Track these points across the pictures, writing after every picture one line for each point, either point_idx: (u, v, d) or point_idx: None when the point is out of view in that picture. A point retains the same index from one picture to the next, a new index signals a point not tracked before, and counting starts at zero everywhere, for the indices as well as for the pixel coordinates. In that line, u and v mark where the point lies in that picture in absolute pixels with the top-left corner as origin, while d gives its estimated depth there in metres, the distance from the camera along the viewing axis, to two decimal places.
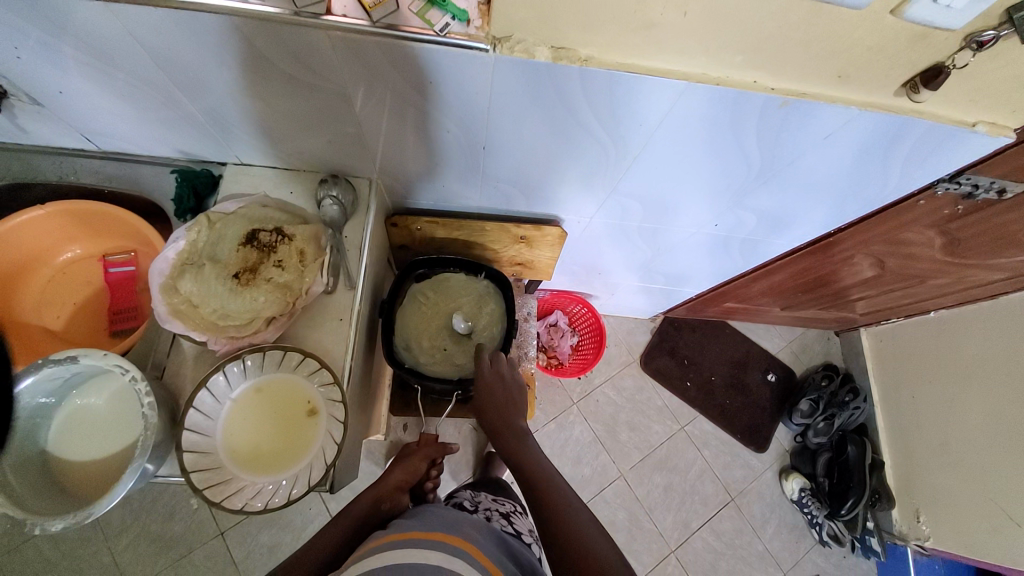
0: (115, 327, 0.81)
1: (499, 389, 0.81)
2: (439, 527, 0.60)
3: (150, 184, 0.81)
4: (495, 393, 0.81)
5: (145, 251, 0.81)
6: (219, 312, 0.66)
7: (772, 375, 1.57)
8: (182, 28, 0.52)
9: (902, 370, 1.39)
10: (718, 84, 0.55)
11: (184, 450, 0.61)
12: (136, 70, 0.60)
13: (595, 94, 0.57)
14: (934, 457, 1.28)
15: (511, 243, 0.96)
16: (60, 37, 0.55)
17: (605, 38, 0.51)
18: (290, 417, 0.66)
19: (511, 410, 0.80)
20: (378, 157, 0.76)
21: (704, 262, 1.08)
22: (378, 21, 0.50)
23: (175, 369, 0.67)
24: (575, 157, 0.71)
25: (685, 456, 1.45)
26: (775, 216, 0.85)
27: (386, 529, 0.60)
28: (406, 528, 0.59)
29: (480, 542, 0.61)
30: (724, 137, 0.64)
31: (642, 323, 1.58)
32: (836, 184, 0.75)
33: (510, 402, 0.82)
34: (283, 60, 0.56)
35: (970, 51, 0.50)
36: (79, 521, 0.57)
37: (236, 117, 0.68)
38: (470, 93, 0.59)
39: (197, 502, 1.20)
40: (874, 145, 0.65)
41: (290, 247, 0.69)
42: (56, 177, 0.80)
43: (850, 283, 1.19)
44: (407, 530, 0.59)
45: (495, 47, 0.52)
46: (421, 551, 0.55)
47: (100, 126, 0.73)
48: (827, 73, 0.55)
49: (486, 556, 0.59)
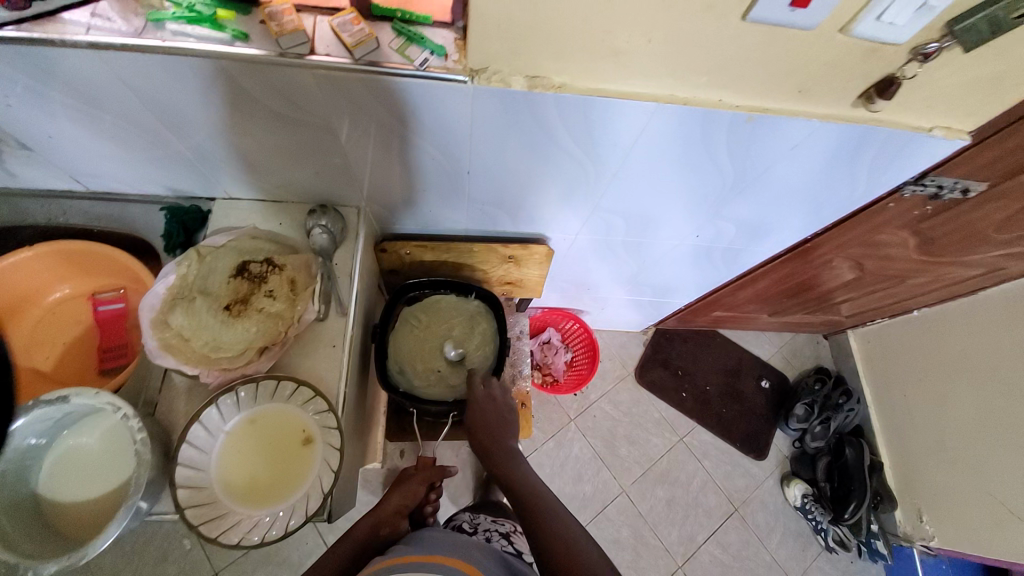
0: (105, 365, 0.80)
1: (491, 411, 0.82)
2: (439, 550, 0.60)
3: (139, 221, 0.81)
4: (487, 414, 0.81)
5: (134, 288, 0.81)
6: (211, 344, 0.66)
7: (766, 382, 1.58)
8: (171, 72, 0.54)
9: (892, 369, 1.41)
10: (685, 104, 0.58)
11: (179, 486, 0.60)
12: (125, 112, 0.61)
13: (570, 118, 0.60)
14: (931, 454, 1.29)
15: (500, 263, 0.98)
16: (51, 84, 0.57)
17: (575, 66, 0.54)
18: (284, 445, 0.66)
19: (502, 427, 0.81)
20: (365, 186, 0.78)
21: (689, 272, 1.10)
22: (361, 59, 0.53)
23: (167, 405, 0.67)
24: (556, 177, 0.73)
25: (686, 468, 1.44)
26: (753, 225, 0.88)
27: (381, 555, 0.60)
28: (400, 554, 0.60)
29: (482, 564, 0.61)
30: (697, 153, 0.67)
31: (634, 336, 1.60)
32: (807, 191, 0.78)
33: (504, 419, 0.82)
34: (270, 97, 0.58)
35: (917, 62, 0.54)
36: (71, 563, 0.55)
37: (224, 153, 0.69)
38: (451, 122, 0.62)
39: (191, 542, 1.17)
40: (839, 153, 0.68)
41: (281, 277, 0.71)
42: (45, 219, 0.81)
43: (833, 286, 1.22)
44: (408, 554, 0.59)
45: (473, 78, 0.55)
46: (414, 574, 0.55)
47: (89, 167, 0.74)
48: (787, 89, 0.58)
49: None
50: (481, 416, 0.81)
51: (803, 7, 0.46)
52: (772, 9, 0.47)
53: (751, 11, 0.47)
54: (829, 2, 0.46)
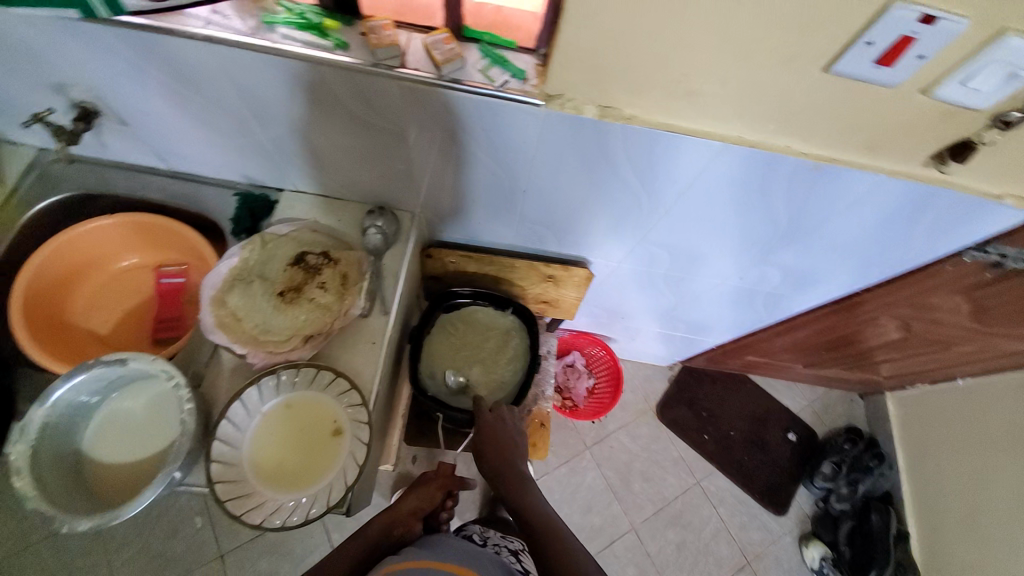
0: (158, 336, 0.83)
1: (500, 434, 0.81)
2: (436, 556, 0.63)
3: (210, 203, 0.86)
4: (497, 432, 0.81)
5: (197, 266, 0.86)
6: (261, 326, 0.69)
7: (793, 435, 1.53)
8: (270, 69, 0.58)
9: (928, 437, 1.35)
10: (752, 146, 0.59)
11: (212, 460, 0.62)
12: (219, 100, 0.66)
13: (635, 149, 0.61)
14: (963, 531, 1.22)
15: (539, 281, 0.99)
16: (161, 69, 0.62)
17: (648, 101, 0.55)
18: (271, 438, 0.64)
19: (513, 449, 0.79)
20: (423, 193, 0.81)
21: (726, 312, 1.09)
22: (445, 75, 0.56)
23: (212, 380, 0.69)
24: (609, 204, 0.74)
25: (700, 513, 1.40)
26: (801, 274, 0.87)
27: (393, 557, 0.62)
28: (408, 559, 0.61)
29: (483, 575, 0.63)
30: (754, 195, 0.67)
31: (660, 371, 1.58)
32: (863, 245, 0.77)
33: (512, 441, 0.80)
34: (353, 101, 0.62)
35: (996, 130, 0.53)
36: (102, 523, 0.57)
37: (299, 148, 0.73)
38: (516, 141, 0.64)
39: (201, 520, 1.19)
40: (902, 211, 0.67)
41: (333, 271, 0.74)
42: (125, 191, 0.87)
43: (874, 344, 1.18)
44: (416, 558, 0.61)
45: (547, 103, 0.57)
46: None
47: (174, 147, 0.79)
48: (855, 143, 0.58)
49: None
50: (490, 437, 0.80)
51: (888, 65, 0.47)
52: (855, 65, 0.47)
53: (835, 65, 0.48)
54: (914, 65, 0.47)
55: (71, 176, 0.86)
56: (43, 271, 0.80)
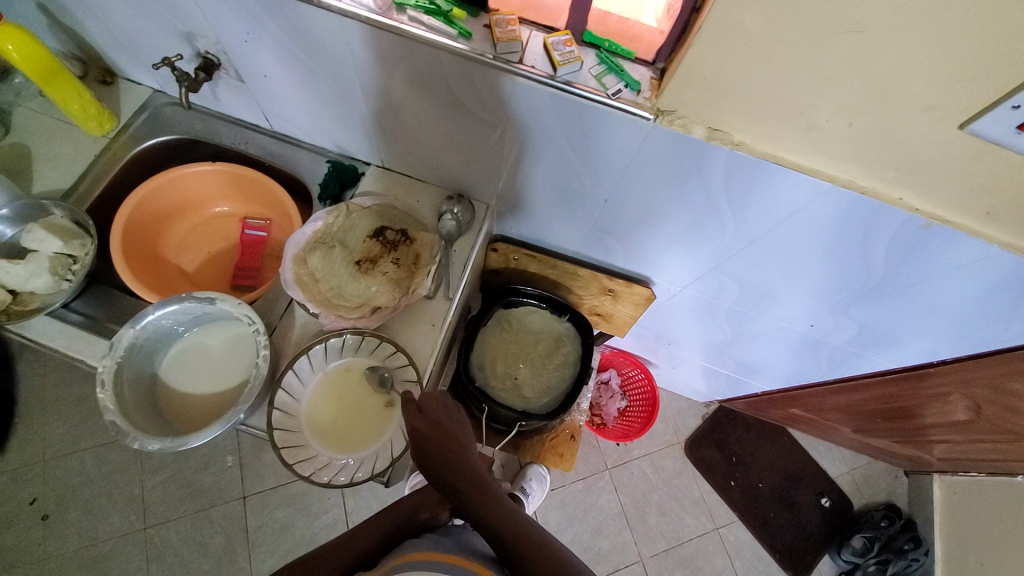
0: (237, 282, 0.90)
1: (438, 433, 0.63)
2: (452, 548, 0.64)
3: (302, 166, 0.91)
4: (432, 439, 0.62)
5: (281, 224, 0.91)
6: (335, 290, 0.73)
7: (826, 500, 1.45)
8: (392, 47, 0.61)
9: (973, 531, 1.24)
10: (862, 192, 0.56)
11: (275, 407, 0.66)
12: (334, 71, 0.70)
13: (734, 176, 0.60)
14: None
15: (597, 293, 0.98)
16: (290, 35, 0.66)
17: (761, 130, 0.54)
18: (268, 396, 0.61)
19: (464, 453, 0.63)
20: (502, 187, 0.82)
21: (782, 358, 1.04)
22: (560, 76, 0.57)
23: (283, 332, 0.73)
24: (690, 227, 0.73)
25: (714, 560, 1.34)
26: (876, 332, 0.82)
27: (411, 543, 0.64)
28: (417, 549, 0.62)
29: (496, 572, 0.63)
30: (849, 241, 0.64)
31: (694, 406, 1.53)
32: (952, 313, 0.72)
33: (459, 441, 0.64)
34: (462, 89, 0.64)
35: None
36: (171, 447, 0.61)
37: (396, 126, 0.76)
38: (614, 150, 0.64)
39: (232, 460, 1.25)
40: (1009, 286, 0.62)
41: (409, 250, 0.77)
42: (229, 142, 0.92)
43: (935, 422, 1.11)
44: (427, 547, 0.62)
45: (657, 117, 0.57)
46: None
47: (280, 109, 0.84)
48: (975, 206, 0.55)
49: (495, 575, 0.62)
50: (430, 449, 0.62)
51: None
52: (996, 126, 0.45)
53: (974, 122, 0.45)
54: None
55: (184, 122, 0.93)
56: (146, 205, 0.86)
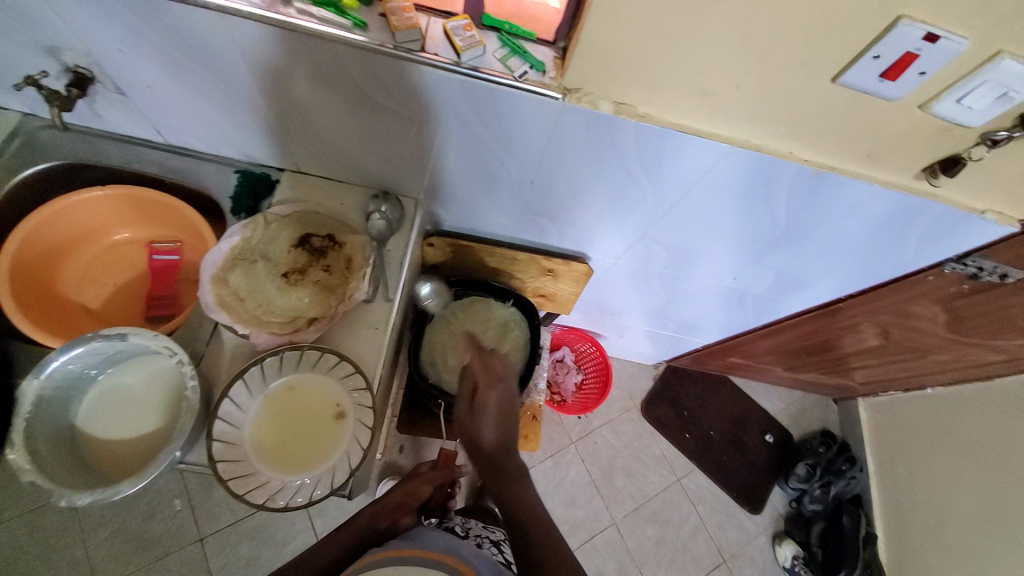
0: (152, 313, 0.83)
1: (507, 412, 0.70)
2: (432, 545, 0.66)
3: (209, 179, 0.84)
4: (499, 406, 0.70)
5: (193, 244, 0.85)
6: (263, 307, 0.69)
7: (770, 436, 1.58)
8: (285, 44, 0.58)
9: (898, 442, 1.41)
10: (757, 150, 0.61)
11: (214, 439, 0.62)
12: (227, 74, 0.65)
13: (644, 146, 0.63)
14: (931, 536, 1.27)
15: (539, 275, 1.00)
16: (168, 38, 0.60)
17: (662, 100, 0.57)
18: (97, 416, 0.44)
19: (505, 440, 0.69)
20: (429, 179, 0.80)
21: (716, 313, 1.12)
22: (465, 62, 0.57)
23: (212, 358, 0.69)
24: (615, 199, 0.76)
25: (679, 510, 1.43)
26: (791, 277, 0.90)
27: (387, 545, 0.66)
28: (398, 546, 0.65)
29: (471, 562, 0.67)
30: (755, 196, 0.69)
31: (645, 370, 1.61)
32: (850, 251, 0.80)
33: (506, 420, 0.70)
34: (367, 82, 0.62)
35: (985, 147, 0.56)
36: (103, 498, 0.57)
37: (306, 128, 0.73)
38: (531, 133, 0.65)
39: (181, 503, 1.17)
40: (892, 220, 0.71)
41: (339, 255, 0.74)
42: (119, 162, 0.84)
43: (852, 350, 1.23)
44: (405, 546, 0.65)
45: (565, 96, 0.58)
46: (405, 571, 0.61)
47: (174, 121, 0.78)
48: (857, 151, 0.61)
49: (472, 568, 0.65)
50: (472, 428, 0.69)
51: (892, 80, 0.49)
52: (861, 76, 0.50)
53: (843, 75, 0.50)
54: (916, 80, 0.49)
55: (62, 145, 0.83)
56: (32, 243, 0.77)
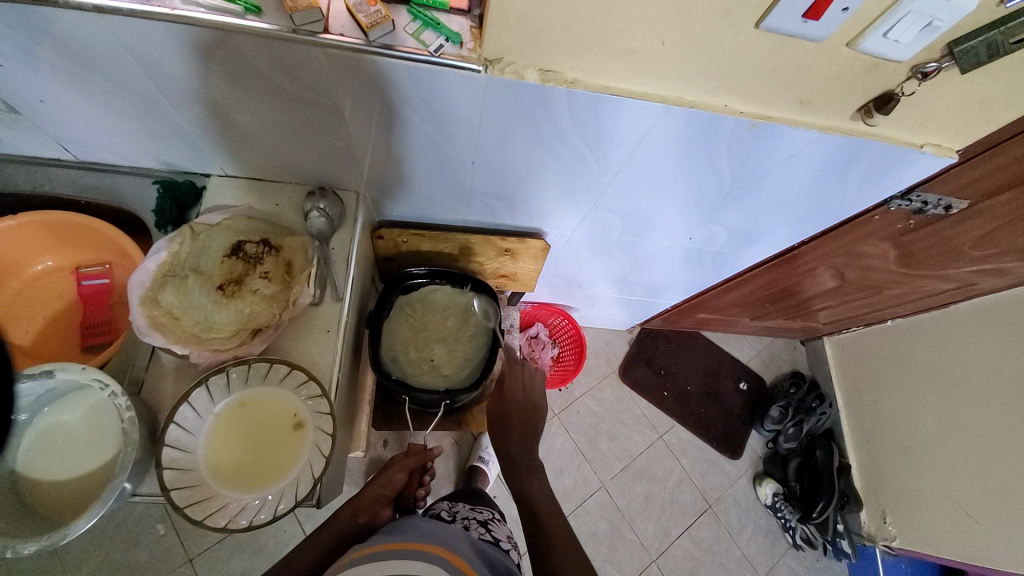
0: (87, 342, 0.79)
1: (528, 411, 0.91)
2: (425, 539, 0.64)
3: (128, 195, 0.79)
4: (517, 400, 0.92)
5: (122, 265, 0.80)
6: (202, 324, 0.65)
7: (744, 384, 1.63)
8: (175, 40, 0.53)
9: (863, 376, 1.46)
10: (693, 106, 0.60)
11: (165, 467, 0.59)
12: (122, 80, 0.59)
13: (579, 113, 0.61)
14: (897, 458, 1.34)
15: (496, 255, 0.98)
16: (40, 43, 0.54)
17: (589, 63, 0.55)
18: (11, 417, 0.59)
19: (525, 430, 0.89)
20: (366, 171, 0.76)
21: (678, 273, 1.12)
22: (375, 41, 0.53)
23: (154, 383, 0.65)
24: (560, 172, 0.73)
25: (664, 465, 1.47)
26: (744, 231, 0.90)
27: (376, 540, 0.63)
28: (393, 538, 0.64)
29: (464, 554, 0.65)
30: (697, 154, 0.68)
31: (620, 335, 1.63)
32: (799, 198, 0.80)
33: (529, 417, 0.91)
34: (277, 74, 0.57)
35: (915, 80, 0.56)
36: (51, 543, 0.55)
37: (222, 128, 0.68)
38: (460, 111, 0.62)
39: (164, 527, 1.14)
40: (833, 165, 0.71)
41: (276, 259, 0.70)
42: (28, 186, 0.77)
43: (813, 294, 1.25)
44: (398, 540, 0.62)
45: (487, 68, 0.55)
46: (398, 564, 0.58)
47: (77, 135, 0.71)
48: (790, 99, 0.60)
49: (467, 564, 0.63)
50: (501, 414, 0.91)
51: (816, 20, 0.48)
52: (785, 20, 0.48)
53: (765, 20, 0.48)
54: (840, 17, 0.47)
55: None
56: None
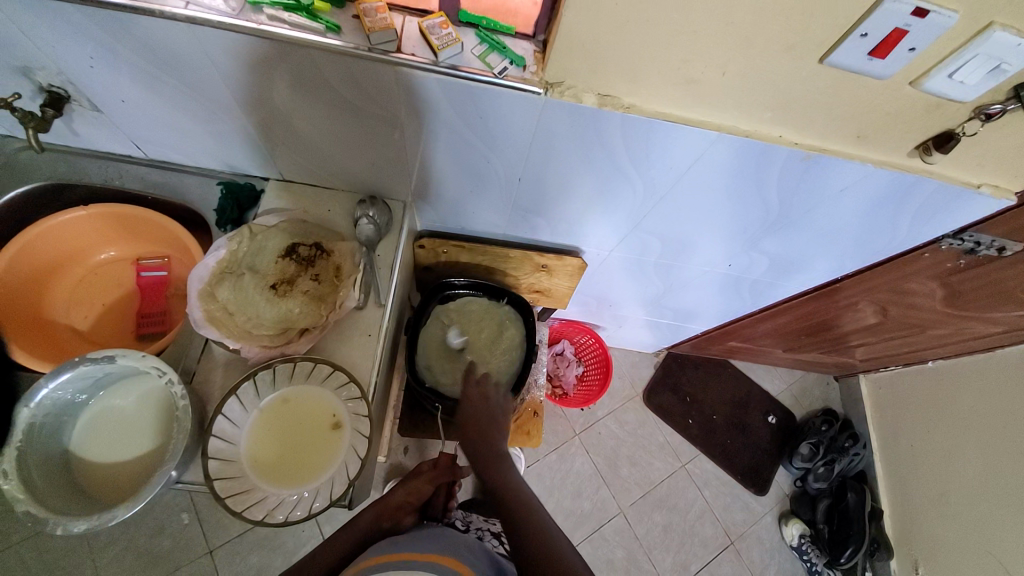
0: (142, 331, 0.83)
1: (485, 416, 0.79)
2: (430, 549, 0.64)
3: (192, 193, 0.83)
4: (479, 413, 0.80)
5: (180, 259, 0.84)
6: (253, 321, 0.67)
7: (772, 418, 1.58)
8: (256, 51, 0.56)
9: (900, 418, 1.41)
10: (746, 136, 0.60)
11: (210, 457, 0.61)
12: (203, 87, 0.63)
13: (631, 138, 0.62)
14: (933, 507, 1.28)
15: (532, 271, 1.00)
16: (133, 49, 0.58)
17: (646, 91, 0.56)
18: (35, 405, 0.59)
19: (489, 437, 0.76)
20: (415, 182, 0.79)
21: (713, 299, 1.11)
22: (444, 61, 0.55)
23: (204, 375, 0.68)
24: (604, 193, 0.75)
25: (685, 495, 1.44)
26: (785, 261, 0.89)
27: (381, 548, 0.64)
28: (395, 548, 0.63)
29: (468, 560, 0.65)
30: (746, 182, 0.68)
31: (646, 358, 1.61)
32: (846, 231, 0.78)
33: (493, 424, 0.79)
34: (345, 87, 0.60)
35: (978, 121, 0.55)
36: (100, 524, 0.57)
37: (286, 136, 0.71)
38: (516, 129, 0.63)
39: (189, 516, 1.16)
40: (885, 199, 0.70)
41: (327, 263, 0.73)
42: (100, 180, 0.82)
43: (851, 329, 1.22)
44: (398, 551, 0.62)
45: (547, 90, 0.57)
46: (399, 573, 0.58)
47: (152, 135, 0.76)
48: (847, 133, 0.60)
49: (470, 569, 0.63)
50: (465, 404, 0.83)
51: (881, 58, 0.48)
52: (849, 56, 0.48)
53: (830, 55, 0.49)
54: (905, 56, 0.48)
55: (42, 166, 0.81)
56: (14, 266, 0.77)
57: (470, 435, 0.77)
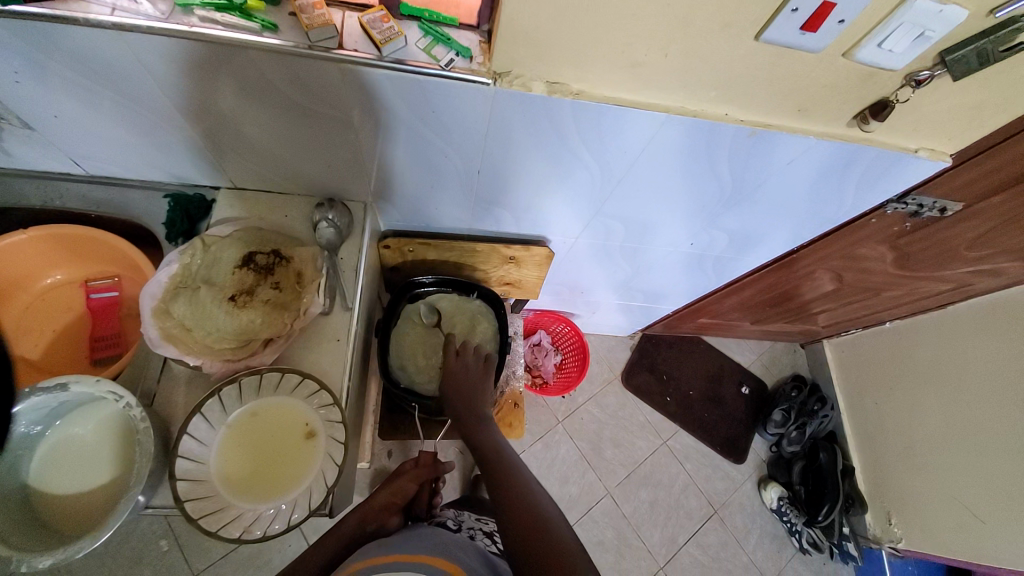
0: (97, 356, 0.79)
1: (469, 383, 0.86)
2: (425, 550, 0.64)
3: (139, 209, 0.79)
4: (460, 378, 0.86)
5: (132, 278, 0.81)
6: (213, 334, 0.65)
7: (746, 388, 1.64)
8: (191, 56, 0.54)
9: (863, 379, 1.48)
10: (694, 116, 0.61)
11: (178, 479, 0.59)
12: (137, 96, 0.60)
13: (584, 124, 0.62)
14: (901, 460, 1.35)
15: (501, 263, 1.00)
16: (56, 60, 0.55)
17: (594, 75, 0.57)
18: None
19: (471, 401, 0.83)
20: (374, 181, 0.78)
21: (680, 278, 1.13)
22: (388, 56, 0.54)
23: (166, 395, 0.66)
24: (564, 180, 0.75)
25: (668, 470, 1.47)
26: (744, 235, 0.92)
27: (376, 552, 0.64)
28: (389, 550, 0.63)
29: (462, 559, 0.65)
30: (698, 160, 0.70)
31: (621, 341, 1.64)
32: (798, 202, 0.81)
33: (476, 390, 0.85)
34: (290, 88, 0.58)
35: (909, 88, 0.58)
36: (67, 557, 0.55)
37: (233, 142, 0.69)
38: (469, 122, 0.63)
39: (167, 543, 1.12)
40: (831, 167, 0.72)
41: (287, 269, 0.72)
42: (39, 201, 0.77)
43: (812, 297, 1.27)
44: (394, 552, 0.63)
45: (496, 80, 0.57)
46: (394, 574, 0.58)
47: (91, 150, 0.72)
48: (788, 108, 0.62)
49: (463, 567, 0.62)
50: (453, 383, 0.86)
51: (813, 32, 0.50)
52: (784, 31, 0.50)
53: (765, 32, 0.50)
54: (837, 29, 0.49)
55: None
56: None
57: (457, 402, 0.83)
